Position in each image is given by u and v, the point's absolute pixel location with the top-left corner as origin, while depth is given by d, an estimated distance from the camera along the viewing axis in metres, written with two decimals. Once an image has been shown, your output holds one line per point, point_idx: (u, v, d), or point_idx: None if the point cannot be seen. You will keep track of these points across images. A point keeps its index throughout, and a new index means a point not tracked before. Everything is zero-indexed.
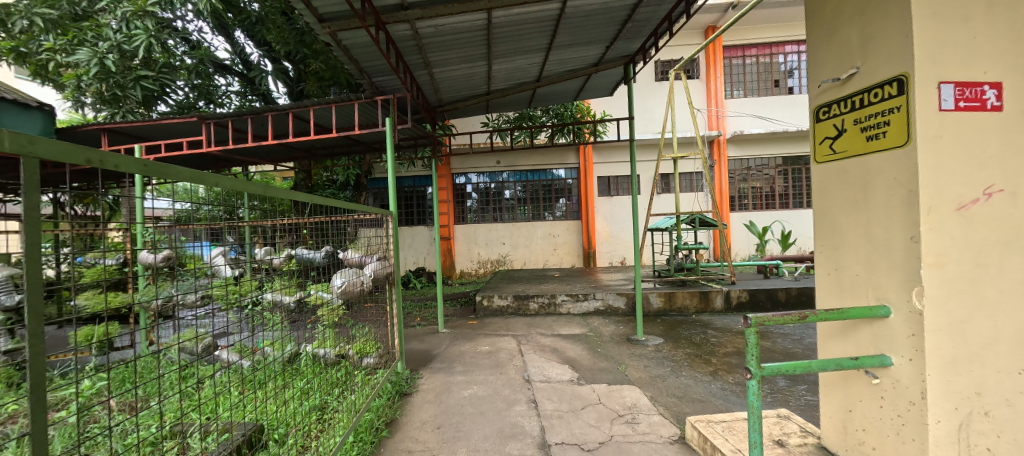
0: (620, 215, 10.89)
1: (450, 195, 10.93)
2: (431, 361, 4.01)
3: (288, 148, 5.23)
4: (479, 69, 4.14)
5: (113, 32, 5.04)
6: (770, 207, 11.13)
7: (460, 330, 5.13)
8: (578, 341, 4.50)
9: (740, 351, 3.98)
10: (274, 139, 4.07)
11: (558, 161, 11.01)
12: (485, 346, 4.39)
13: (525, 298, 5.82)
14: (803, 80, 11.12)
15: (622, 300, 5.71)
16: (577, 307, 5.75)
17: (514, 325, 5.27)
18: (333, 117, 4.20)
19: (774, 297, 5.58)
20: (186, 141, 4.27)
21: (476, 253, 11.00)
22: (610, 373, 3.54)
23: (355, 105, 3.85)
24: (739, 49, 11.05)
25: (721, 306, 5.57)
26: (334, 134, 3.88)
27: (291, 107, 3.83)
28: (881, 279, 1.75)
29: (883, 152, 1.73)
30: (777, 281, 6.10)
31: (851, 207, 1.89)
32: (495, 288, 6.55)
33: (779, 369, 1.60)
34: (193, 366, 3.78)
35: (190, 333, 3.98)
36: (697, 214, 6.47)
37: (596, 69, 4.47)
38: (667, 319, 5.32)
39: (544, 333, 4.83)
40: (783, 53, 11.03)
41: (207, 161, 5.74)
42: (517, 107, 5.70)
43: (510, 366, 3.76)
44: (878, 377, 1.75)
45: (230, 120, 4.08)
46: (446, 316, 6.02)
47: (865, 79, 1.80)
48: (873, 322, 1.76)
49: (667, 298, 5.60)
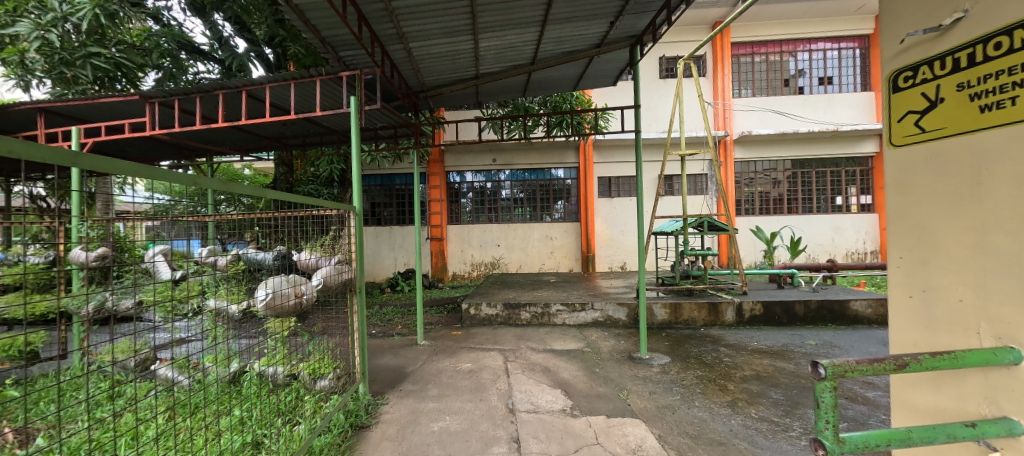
0: (621, 218, 10.37)
1: (443, 194, 10.41)
2: (402, 380, 3.45)
3: (255, 136, 4.72)
4: (465, 46, 3.61)
5: (58, 3, 4.50)
6: (778, 212, 10.60)
7: (441, 342, 4.58)
8: (573, 359, 3.96)
9: (760, 376, 3.43)
10: (225, 122, 3.52)
11: (557, 161, 10.48)
12: (467, 363, 3.84)
13: (516, 307, 5.28)
14: (814, 79, 10.55)
15: (623, 311, 5.15)
16: (573, 317, 5.20)
17: (502, 337, 4.73)
18: (294, 97, 3.66)
19: (792, 311, 5.01)
20: (127, 122, 3.71)
21: (469, 255, 10.47)
22: (609, 402, 3.00)
23: (316, 82, 3.31)
24: (748, 47, 10.57)
25: (732, 319, 5.03)
26: (292, 116, 3.31)
27: (243, 83, 3.30)
28: (1006, 311, 1.19)
29: (1009, 125, 1.16)
30: (793, 292, 5.54)
31: (951, 206, 1.34)
32: (484, 294, 6.02)
33: (867, 443, 1.05)
34: (125, 383, 3.26)
35: (125, 345, 3.44)
36: (706, 217, 5.90)
37: (598, 51, 3.94)
38: (673, 332, 4.78)
39: (535, 348, 4.28)
40: (793, 51, 10.53)
41: (169, 149, 5.21)
42: (511, 96, 5.18)
43: (492, 391, 3.20)
44: (1000, 450, 1.20)
45: (176, 99, 3.53)
46: (429, 325, 5.47)
47: (976, 25, 1.24)
48: (989, 370, 1.21)
49: (672, 309, 5.07)
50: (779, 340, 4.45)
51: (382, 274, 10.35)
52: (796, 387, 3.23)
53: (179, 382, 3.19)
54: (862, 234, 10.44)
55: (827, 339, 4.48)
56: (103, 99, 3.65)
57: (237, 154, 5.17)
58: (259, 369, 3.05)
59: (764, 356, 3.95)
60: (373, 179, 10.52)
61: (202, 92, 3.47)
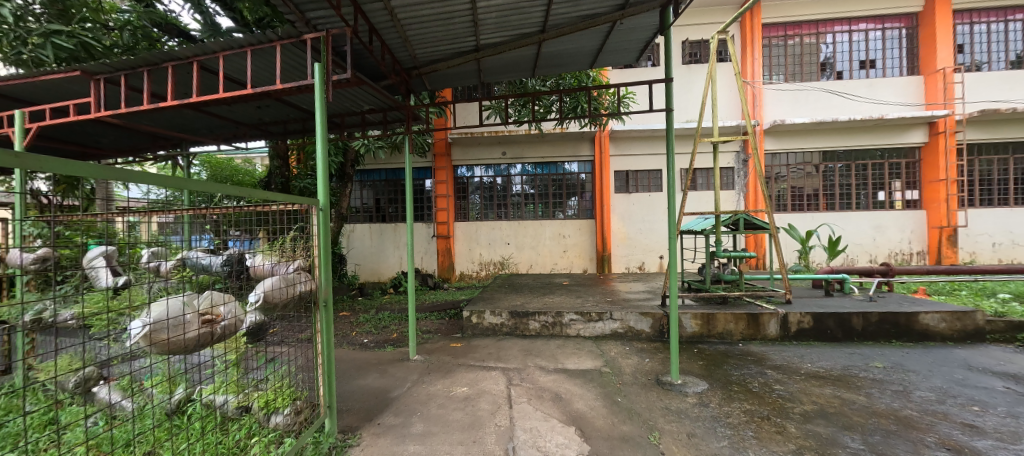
0: (639, 214, 9.60)
1: (449, 189, 9.84)
2: (383, 410, 2.85)
3: (231, 122, 4.18)
4: (460, 6, 2.97)
5: None
6: (813, 208, 9.67)
7: (437, 357, 3.98)
8: (590, 383, 3.30)
9: (826, 414, 2.74)
10: (176, 100, 2.96)
11: (570, 154, 9.77)
12: (462, 387, 3.22)
13: (523, 315, 4.67)
14: (854, 63, 9.55)
15: (646, 322, 4.47)
16: (588, 328, 4.55)
17: (507, 351, 4.11)
18: (257, 69, 3.09)
19: (848, 324, 4.25)
20: (72, 104, 3.19)
21: (477, 253, 9.90)
22: (637, 449, 2.36)
23: (277, 49, 2.69)
24: (781, 28, 9.64)
25: (775, 333, 4.32)
26: (248, 90, 2.71)
27: (193, 52, 2.76)
28: None
29: None
30: (844, 302, 4.78)
31: None
32: (489, 299, 5.41)
33: None
34: (60, 406, 2.77)
35: (63, 361, 2.95)
36: (742, 214, 5.13)
37: (622, 14, 3.27)
38: (706, 349, 4.10)
39: (544, 367, 3.65)
40: (832, 33, 9.57)
41: (144, 139, 4.69)
42: (518, 75, 4.54)
43: (490, 428, 2.59)
44: None
45: (122, 75, 3.01)
46: (426, 334, 4.88)
47: None
48: None
49: (704, 321, 4.39)
50: (837, 361, 3.72)
51: (386, 273, 9.87)
52: (877, 432, 2.52)
53: (120, 408, 2.70)
54: (907, 233, 9.45)
55: (894, 360, 3.74)
56: (45, 79, 3.15)
57: (216, 144, 4.65)
58: (206, 398, 2.53)
59: (824, 383, 3.24)
60: (378, 173, 10.05)
61: (150, 65, 2.94)
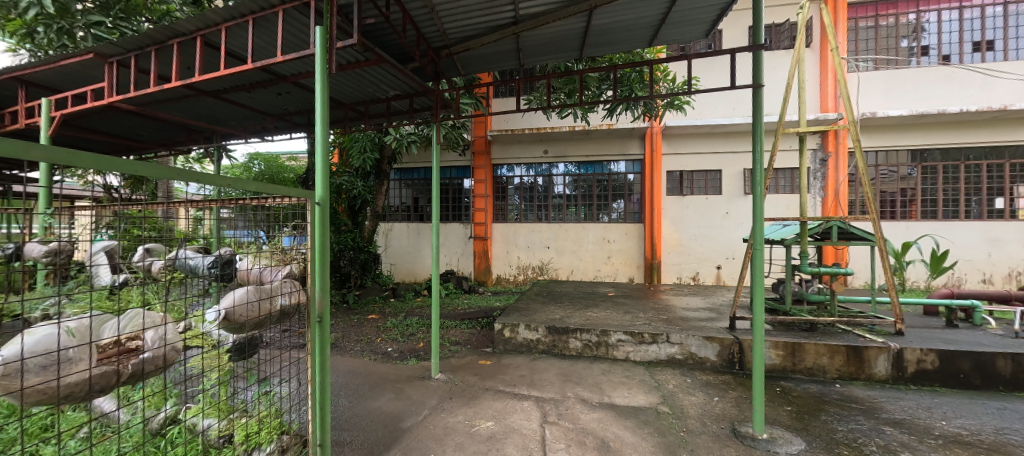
0: (695, 218, 8.60)
1: (488, 189, 9.42)
2: (389, 448, 2.37)
3: (256, 112, 3.96)
4: None
5: None
6: (909, 217, 8.21)
7: (461, 377, 3.49)
8: (645, 427, 2.65)
9: None
10: (179, 81, 2.66)
11: (617, 152, 8.97)
12: (486, 422, 2.68)
13: (563, 332, 4.06)
14: (965, 45, 7.98)
15: (712, 349, 3.69)
16: (639, 352, 3.87)
17: (543, 375, 3.53)
18: (266, 44, 2.76)
19: (990, 369, 3.25)
20: (89, 90, 3.03)
21: (515, 257, 9.39)
22: None
23: (279, 16, 2.30)
24: (872, 8, 8.27)
25: (884, 373, 3.41)
26: (248, 66, 2.34)
27: (197, 26, 2.47)
28: None
29: None
30: (976, 336, 3.73)
31: None
32: (525, 310, 4.83)
33: None
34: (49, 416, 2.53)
35: None
36: (834, 222, 4.19)
37: None
38: (793, 389, 3.28)
39: (587, 400, 3.03)
40: (937, 9, 8.04)
41: (180, 132, 4.66)
42: (562, 56, 3.96)
43: None
44: None
45: (131, 56, 2.79)
46: (454, 346, 4.44)
47: None
48: None
49: (787, 352, 3.57)
50: (986, 421, 2.77)
51: (421, 274, 9.61)
52: None
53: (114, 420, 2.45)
54: None
55: None
56: (64, 65, 3.00)
57: (245, 137, 4.49)
58: (190, 420, 2.18)
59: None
60: (416, 172, 9.84)
61: (157, 43, 2.68)
